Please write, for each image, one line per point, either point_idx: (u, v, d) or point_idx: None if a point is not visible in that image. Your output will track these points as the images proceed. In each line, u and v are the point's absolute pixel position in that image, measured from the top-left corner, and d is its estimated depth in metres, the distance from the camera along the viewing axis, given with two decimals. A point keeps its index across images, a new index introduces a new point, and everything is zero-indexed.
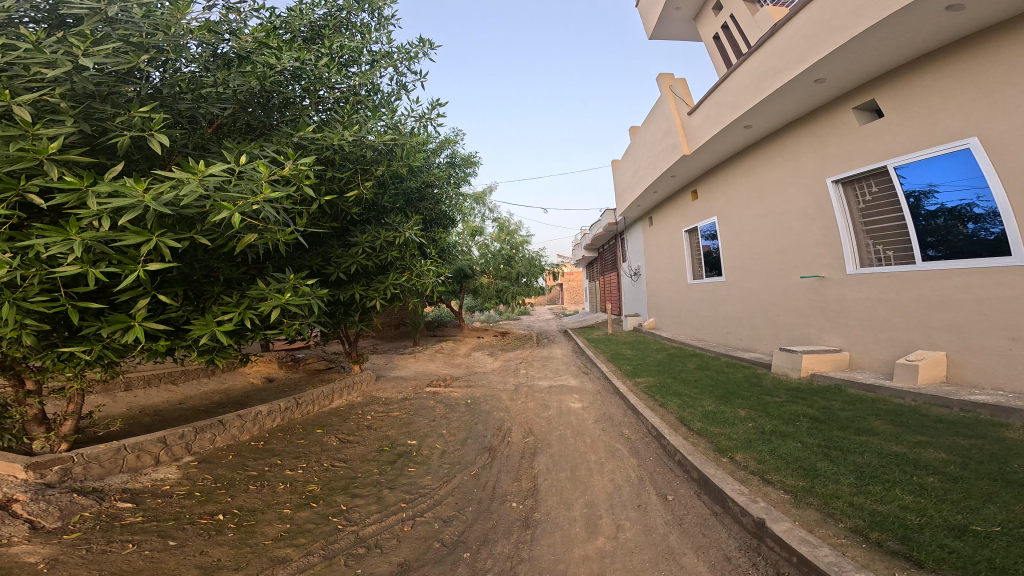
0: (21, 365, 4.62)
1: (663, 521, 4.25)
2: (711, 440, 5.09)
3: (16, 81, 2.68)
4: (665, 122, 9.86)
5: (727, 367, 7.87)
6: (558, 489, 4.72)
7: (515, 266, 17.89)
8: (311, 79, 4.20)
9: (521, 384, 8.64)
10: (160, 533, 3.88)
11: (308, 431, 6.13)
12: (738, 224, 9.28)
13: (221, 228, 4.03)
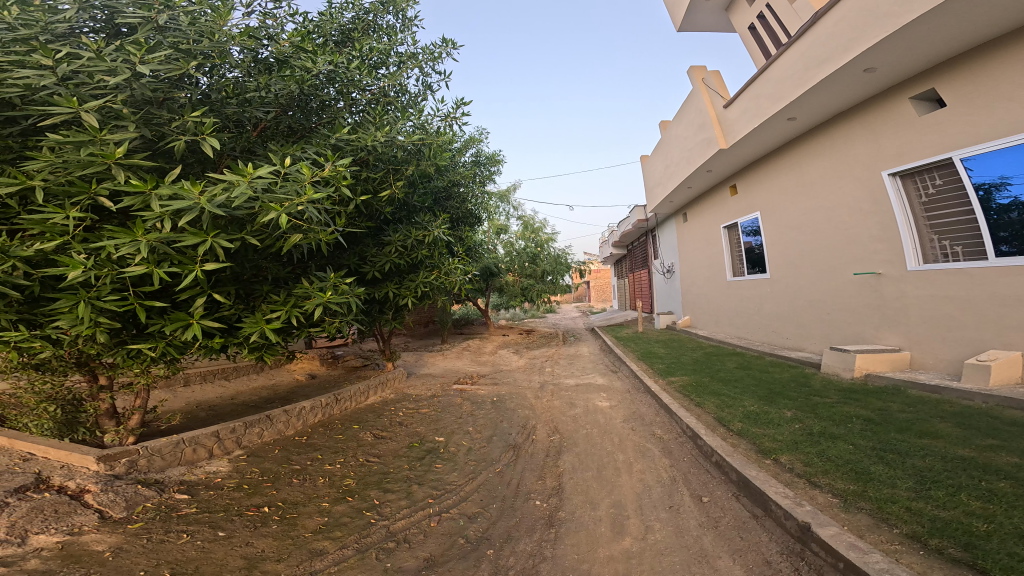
0: (94, 361, 5.01)
1: (697, 524, 4.04)
2: (753, 441, 4.76)
3: (82, 89, 3.00)
4: (699, 116, 9.64)
5: (772, 368, 7.44)
6: (585, 489, 4.59)
7: (541, 264, 17.86)
8: (344, 81, 4.47)
9: (548, 382, 8.51)
10: (211, 524, 4.08)
11: (346, 426, 6.34)
12: (782, 220, 8.88)
13: (269, 229, 4.34)
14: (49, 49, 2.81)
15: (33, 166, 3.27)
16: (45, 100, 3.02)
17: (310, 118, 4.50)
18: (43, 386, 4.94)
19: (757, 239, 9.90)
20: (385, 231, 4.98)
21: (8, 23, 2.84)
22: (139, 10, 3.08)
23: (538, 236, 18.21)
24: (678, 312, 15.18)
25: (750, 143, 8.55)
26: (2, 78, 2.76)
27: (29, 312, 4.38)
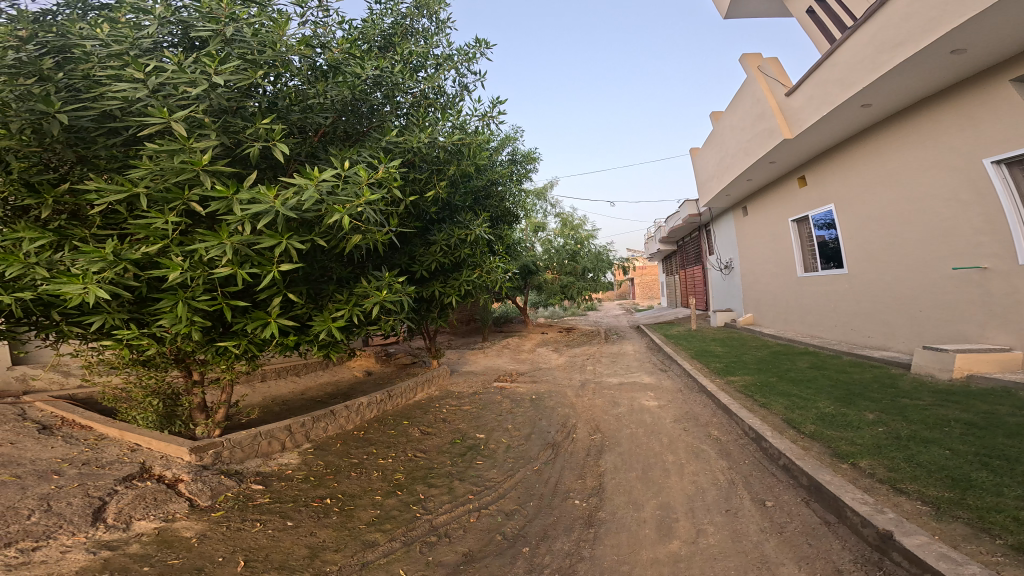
0: (190, 358, 5.13)
1: (757, 528, 3.49)
2: (827, 444, 4.09)
3: (169, 100, 3.39)
4: (757, 106, 9.08)
5: (851, 368, 6.58)
6: (627, 489, 4.17)
7: (581, 261, 17.07)
8: (390, 86, 4.68)
9: (589, 379, 8.16)
10: (281, 513, 4.21)
11: (397, 423, 6.45)
12: (858, 212, 8.10)
13: (333, 231, 4.36)
14: (140, 63, 3.23)
15: (133, 176, 3.58)
16: (139, 112, 3.45)
17: (363, 124, 4.58)
18: (148, 381, 5.12)
19: (830, 233, 9.04)
20: (431, 230, 5.18)
21: (101, 41, 3.27)
22: (210, 24, 3.44)
23: (575, 233, 17.27)
24: (737, 310, 14.08)
25: (818, 131, 7.91)
26: (104, 92, 3.19)
27: (135, 309, 4.53)
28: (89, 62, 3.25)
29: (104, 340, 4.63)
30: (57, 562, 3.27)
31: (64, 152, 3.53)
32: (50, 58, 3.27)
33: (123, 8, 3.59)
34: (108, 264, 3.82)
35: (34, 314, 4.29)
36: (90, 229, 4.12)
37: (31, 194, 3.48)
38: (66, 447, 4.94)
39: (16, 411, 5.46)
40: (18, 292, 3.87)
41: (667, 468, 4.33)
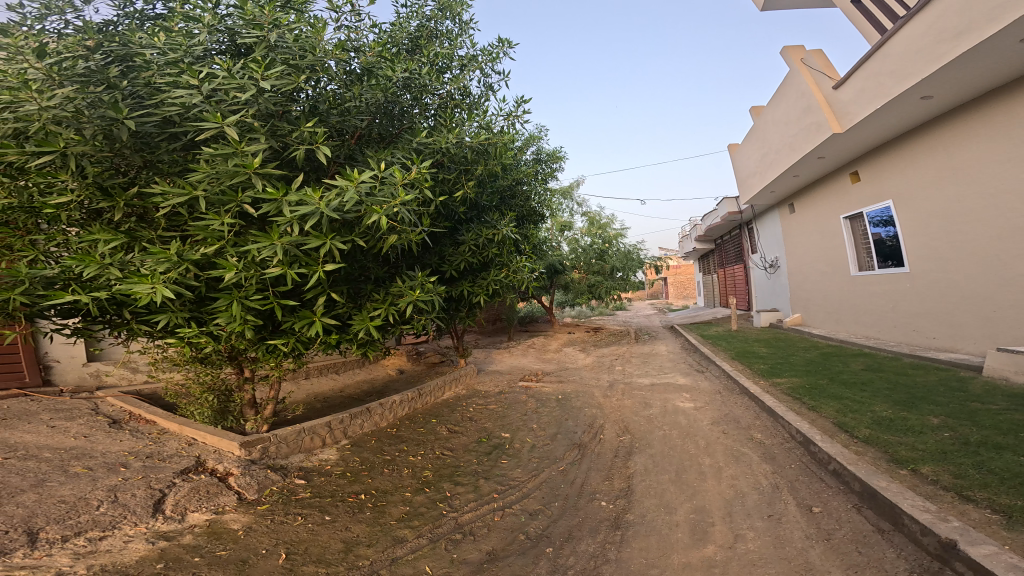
0: (242, 355, 4.81)
1: (802, 535, 3.13)
2: (883, 449, 3.70)
3: (222, 105, 3.38)
4: (802, 99, 8.66)
5: (914, 370, 6.00)
6: (658, 492, 3.85)
7: (609, 261, 15.93)
8: (418, 87, 4.39)
9: (618, 380, 7.81)
10: (319, 508, 4.08)
11: (426, 420, 6.20)
12: (918, 210, 7.54)
13: (372, 232, 4.16)
14: (195, 70, 3.25)
15: (192, 179, 3.53)
16: (197, 117, 3.46)
17: (389, 130, 4.38)
18: (204, 378, 4.89)
19: (888, 230, 8.39)
20: (459, 230, 5.23)
21: (160, 50, 3.33)
22: (253, 31, 3.45)
23: (604, 233, 16.13)
24: (785, 311, 13.20)
25: (870, 126, 7.47)
26: (164, 99, 3.26)
27: (193, 309, 4.37)
28: (149, 70, 3.30)
29: (169, 338, 4.49)
30: (119, 552, 3.30)
31: (131, 157, 3.52)
32: (115, 66, 3.33)
33: (175, 17, 3.64)
34: (173, 265, 3.76)
35: (109, 312, 4.24)
36: (154, 231, 4.05)
37: (99, 194, 3.49)
38: (132, 440, 4.83)
39: (87, 404, 5.40)
40: (90, 291, 3.88)
41: (703, 471, 4.01)
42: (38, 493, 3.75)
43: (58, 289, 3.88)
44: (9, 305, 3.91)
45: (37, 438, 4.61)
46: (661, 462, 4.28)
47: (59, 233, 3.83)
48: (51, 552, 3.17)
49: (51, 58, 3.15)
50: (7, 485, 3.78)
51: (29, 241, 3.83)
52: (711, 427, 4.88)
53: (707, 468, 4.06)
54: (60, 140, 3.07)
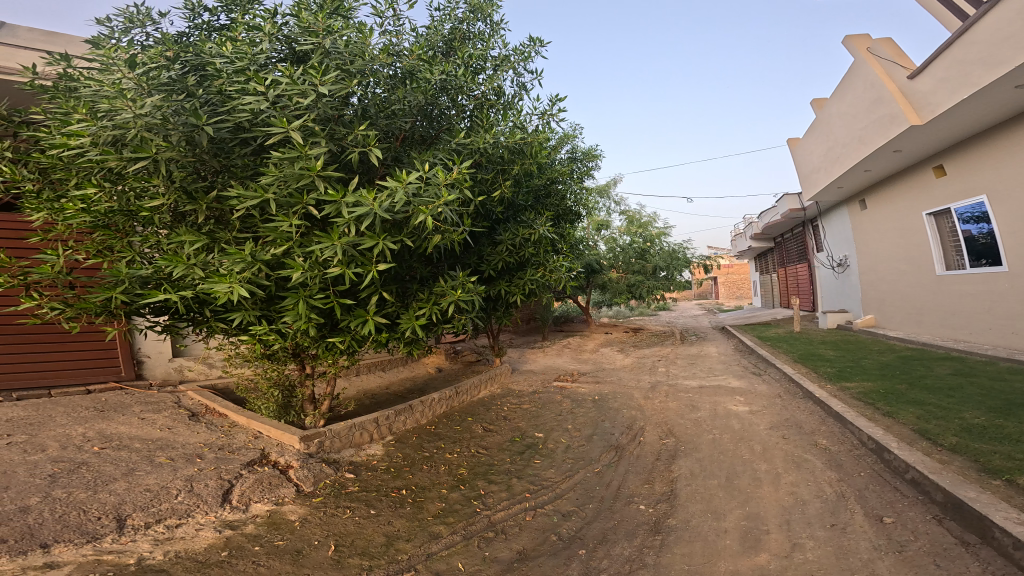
0: (304, 352, 4.89)
1: (870, 546, 2.77)
2: (972, 457, 3.24)
3: (286, 111, 3.52)
4: (873, 90, 8.08)
5: (1012, 376, 5.28)
6: (705, 497, 3.59)
7: (651, 259, 14.96)
8: (454, 88, 4.48)
9: (661, 382, 7.41)
10: (364, 501, 4.12)
11: (463, 419, 6.10)
12: (1017, 207, 6.77)
13: (420, 232, 4.15)
14: (261, 78, 3.45)
15: (263, 182, 3.76)
16: (265, 122, 3.65)
17: (429, 131, 4.55)
18: (271, 373, 5.04)
19: (981, 225, 7.58)
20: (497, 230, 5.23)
21: (228, 59, 3.57)
22: (310, 38, 3.72)
23: (645, 231, 15.27)
24: (854, 311, 12.03)
25: (953, 118, 6.85)
26: (235, 105, 3.49)
27: (263, 308, 4.43)
28: (220, 78, 3.54)
29: (242, 336, 4.61)
30: (192, 539, 3.52)
31: (211, 162, 3.76)
32: (192, 75, 3.58)
33: (239, 26, 3.88)
34: (248, 264, 3.90)
35: (193, 310, 4.43)
36: (231, 232, 4.25)
37: (185, 198, 3.76)
38: (207, 432, 5.04)
39: (172, 398, 5.75)
40: (177, 290, 4.11)
41: (757, 477, 3.70)
42: (127, 482, 4.05)
43: (152, 288, 4.17)
44: (110, 302, 4.22)
45: (129, 428, 4.91)
46: (708, 466, 3.99)
47: (151, 235, 4.10)
48: (134, 538, 3.43)
49: (140, 68, 3.43)
50: (103, 474, 4.11)
51: (125, 242, 4.13)
52: (768, 433, 4.50)
53: (762, 474, 3.73)
54: (151, 146, 3.35)
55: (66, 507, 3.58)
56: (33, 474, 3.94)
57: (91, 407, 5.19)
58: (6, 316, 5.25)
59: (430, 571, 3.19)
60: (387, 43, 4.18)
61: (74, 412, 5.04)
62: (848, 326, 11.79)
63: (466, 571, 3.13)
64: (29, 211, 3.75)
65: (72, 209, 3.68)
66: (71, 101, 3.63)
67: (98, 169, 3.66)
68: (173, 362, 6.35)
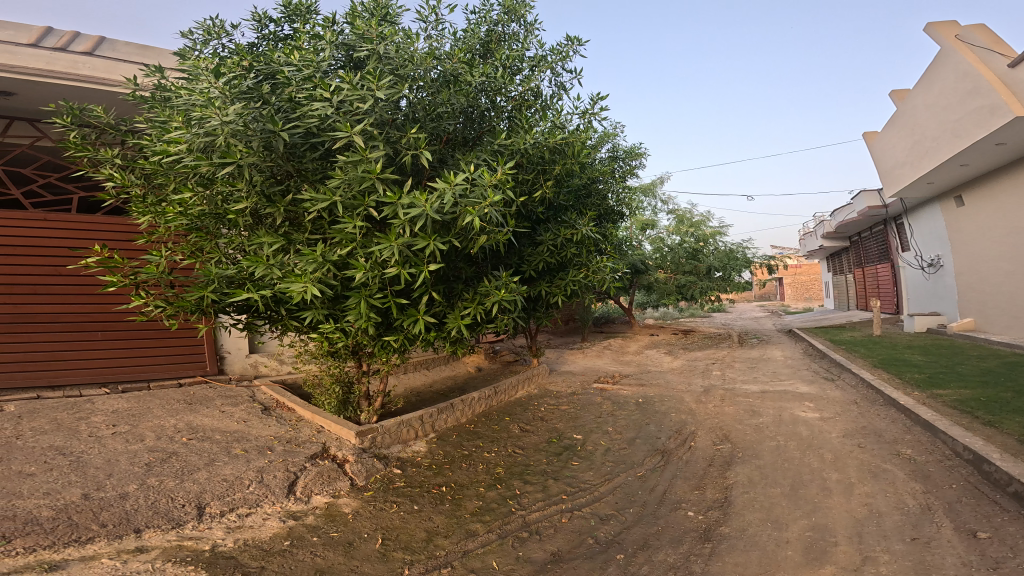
0: (362, 350, 5.10)
1: (957, 562, 2.43)
2: None
3: (348, 116, 3.81)
4: (970, 80, 7.39)
5: None
6: (765, 506, 3.28)
7: (704, 260, 13.98)
8: (491, 87, 4.65)
9: (715, 386, 6.93)
10: (408, 497, 4.14)
11: (500, 418, 6.01)
12: None
13: (469, 233, 4.16)
14: (327, 84, 3.75)
15: (331, 185, 3.96)
16: (330, 127, 3.94)
17: (470, 133, 4.69)
18: (332, 369, 5.29)
19: None
20: (538, 231, 5.20)
21: (296, 67, 3.91)
22: (365, 45, 4.07)
23: (697, 230, 14.28)
24: (949, 314, 10.78)
25: None
26: (305, 112, 3.80)
27: (329, 307, 4.48)
28: (290, 86, 3.86)
29: (312, 334, 4.82)
30: (259, 528, 3.72)
31: (285, 167, 4.03)
32: (263, 82, 3.90)
33: (302, 37, 4.26)
34: (319, 264, 4.03)
35: (270, 309, 4.69)
36: (305, 233, 4.41)
37: (264, 200, 4.11)
38: (277, 426, 5.33)
39: (248, 391, 6.18)
40: (257, 288, 4.38)
41: (826, 488, 3.38)
42: (208, 471, 4.34)
43: (237, 287, 4.47)
44: (203, 301, 4.56)
45: (213, 420, 5.32)
46: (769, 474, 3.68)
47: (236, 236, 4.46)
48: (211, 525, 3.67)
49: (225, 78, 3.80)
50: (188, 464, 4.43)
51: (214, 243, 4.52)
52: (840, 441, 4.14)
53: (832, 485, 3.41)
54: (236, 152, 3.76)
55: (157, 494, 3.89)
56: (133, 462, 4.33)
57: (182, 400, 5.71)
58: (118, 315, 5.98)
59: (465, 569, 3.13)
60: (431, 48, 4.38)
61: (168, 404, 5.57)
62: (941, 330, 10.63)
63: (499, 570, 3.03)
64: (137, 214, 4.30)
65: (172, 212, 4.19)
66: (167, 111, 4.10)
67: (192, 175, 4.12)
68: (250, 358, 6.83)
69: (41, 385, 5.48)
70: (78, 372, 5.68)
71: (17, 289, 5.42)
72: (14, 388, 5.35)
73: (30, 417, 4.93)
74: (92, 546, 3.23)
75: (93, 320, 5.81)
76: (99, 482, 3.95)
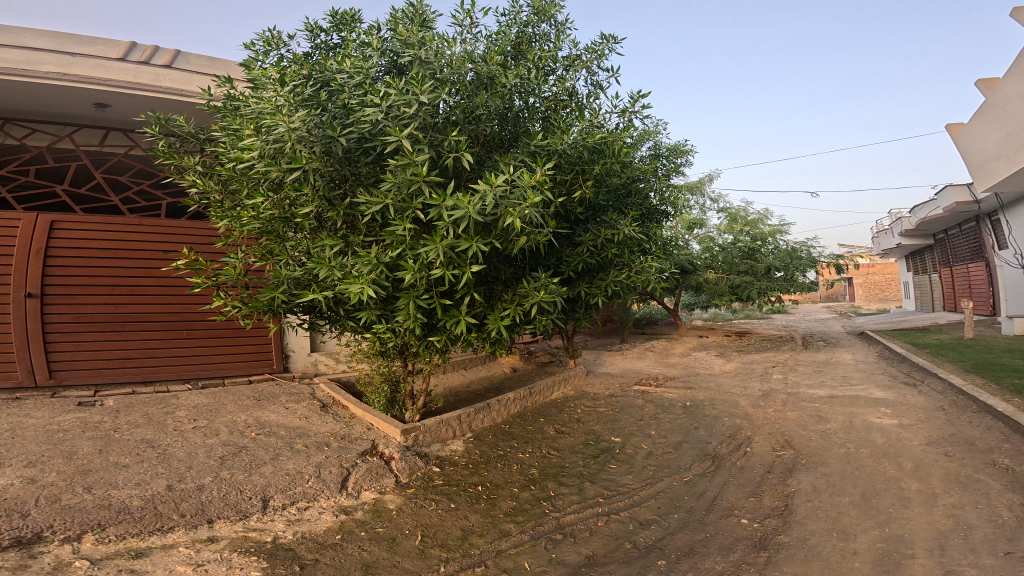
0: (408, 350, 5.24)
1: None
2: None
3: (396, 120, 4.00)
4: None
5: None
6: (830, 516, 3.26)
7: (762, 260, 13.07)
8: (525, 89, 4.74)
9: (776, 390, 6.65)
10: (445, 495, 4.12)
11: (534, 420, 5.90)
12: None
13: (510, 234, 4.14)
14: (378, 90, 3.96)
15: (383, 189, 4.10)
16: (381, 131, 4.14)
17: (506, 134, 4.79)
18: (378, 367, 5.45)
19: None
20: (577, 231, 5.12)
21: (348, 74, 4.20)
22: (407, 50, 4.27)
23: (753, 229, 13.52)
24: None
25: None
26: (358, 118, 4.02)
27: (381, 308, 4.57)
28: (344, 92, 4.10)
29: (366, 334, 4.98)
30: (315, 522, 3.83)
31: (342, 171, 4.24)
32: (319, 90, 4.13)
33: (350, 45, 4.54)
34: (373, 266, 4.14)
35: (330, 309, 4.87)
36: (361, 235, 4.53)
37: (326, 204, 4.36)
38: (333, 423, 5.51)
39: (308, 389, 6.48)
40: (321, 289, 4.52)
41: (903, 498, 3.39)
42: (273, 466, 4.51)
43: (304, 288, 4.67)
44: (274, 301, 4.77)
45: (279, 416, 5.61)
46: (836, 483, 3.71)
47: (303, 239, 4.66)
48: (274, 518, 3.84)
49: (289, 85, 4.05)
50: (256, 458, 4.64)
51: (282, 246, 4.75)
52: (922, 449, 4.17)
53: (910, 495, 3.42)
54: (302, 157, 4.00)
55: (228, 487, 4.08)
56: (210, 456, 4.60)
57: (252, 396, 6.09)
58: (201, 316, 6.49)
59: (497, 568, 3.04)
60: (466, 52, 4.49)
61: (240, 400, 5.95)
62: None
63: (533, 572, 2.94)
64: (217, 218, 4.75)
65: (247, 216, 4.52)
66: (238, 121, 4.49)
67: (264, 181, 4.42)
68: (311, 356, 7.23)
69: (136, 381, 6.06)
70: (166, 368, 6.22)
71: (120, 293, 6.05)
72: (114, 382, 5.95)
73: (126, 411, 5.41)
74: (172, 536, 3.48)
75: (182, 320, 6.37)
76: (181, 474, 4.20)
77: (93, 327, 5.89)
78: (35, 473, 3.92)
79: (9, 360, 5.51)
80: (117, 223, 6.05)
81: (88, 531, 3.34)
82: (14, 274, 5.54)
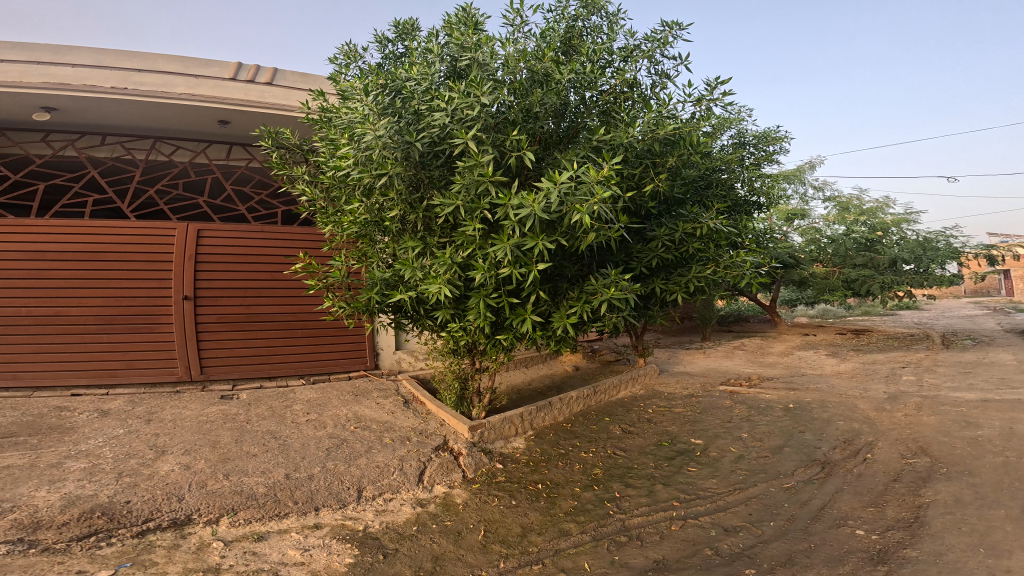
0: (476, 347, 5.33)
1: None
2: None
3: (461, 122, 4.10)
4: None
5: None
6: (977, 530, 2.70)
7: (885, 250, 11.36)
8: (584, 82, 4.65)
9: (908, 392, 5.72)
10: (507, 491, 4.02)
11: (598, 418, 5.62)
12: None
13: (577, 231, 4.01)
14: (445, 96, 4.10)
15: (453, 191, 4.17)
16: (449, 135, 4.27)
17: (564, 130, 4.83)
18: (447, 364, 5.57)
19: None
20: (649, 227, 4.84)
21: (416, 81, 4.34)
22: (466, 53, 4.42)
23: (870, 219, 12.17)
24: None
25: None
26: (428, 122, 4.18)
27: (454, 307, 4.64)
28: (414, 99, 4.30)
29: (443, 333, 5.12)
30: (397, 512, 3.92)
31: (418, 175, 4.44)
32: (394, 98, 4.35)
33: (415, 54, 4.80)
34: (449, 266, 4.21)
35: (412, 310, 5.08)
36: (436, 236, 4.68)
37: (407, 208, 4.61)
38: (415, 418, 5.66)
39: (393, 385, 6.80)
40: (407, 289, 4.72)
41: None
42: (367, 458, 4.67)
43: (392, 289, 4.90)
44: (371, 303, 5.05)
45: (372, 411, 5.89)
46: (988, 495, 3.06)
47: (390, 242, 4.93)
48: (366, 508, 4.00)
49: (371, 95, 4.34)
50: (353, 450, 4.87)
51: (373, 249, 5.07)
52: None
53: None
54: (387, 164, 4.25)
55: (332, 477, 4.29)
56: (319, 447, 4.89)
57: (350, 392, 6.50)
58: (311, 317, 7.14)
59: (555, 567, 2.89)
60: (521, 51, 4.54)
61: (342, 395, 6.37)
62: None
63: None
64: (323, 224, 5.27)
65: (347, 221, 4.92)
66: (334, 132, 4.95)
67: (358, 187, 4.73)
68: (396, 354, 7.63)
69: (260, 375, 6.81)
70: (282, 365, 6.91)
71: (246, 296, 6.82)
72: (245, 377, 6.75)
73: (256, 404, 6.05)
74: (284, 522, 3.75)
75: (295, 321, 7.05)
76: (297, 464, 4.52)
77: (227, 327, 6.70)
78: (187, 461, 4.43)
79: (167, 355, 6.43)
80: (245, 232, 6.89)
81: (225, 514, 3.72)
82: (174, 282, 6.51)
